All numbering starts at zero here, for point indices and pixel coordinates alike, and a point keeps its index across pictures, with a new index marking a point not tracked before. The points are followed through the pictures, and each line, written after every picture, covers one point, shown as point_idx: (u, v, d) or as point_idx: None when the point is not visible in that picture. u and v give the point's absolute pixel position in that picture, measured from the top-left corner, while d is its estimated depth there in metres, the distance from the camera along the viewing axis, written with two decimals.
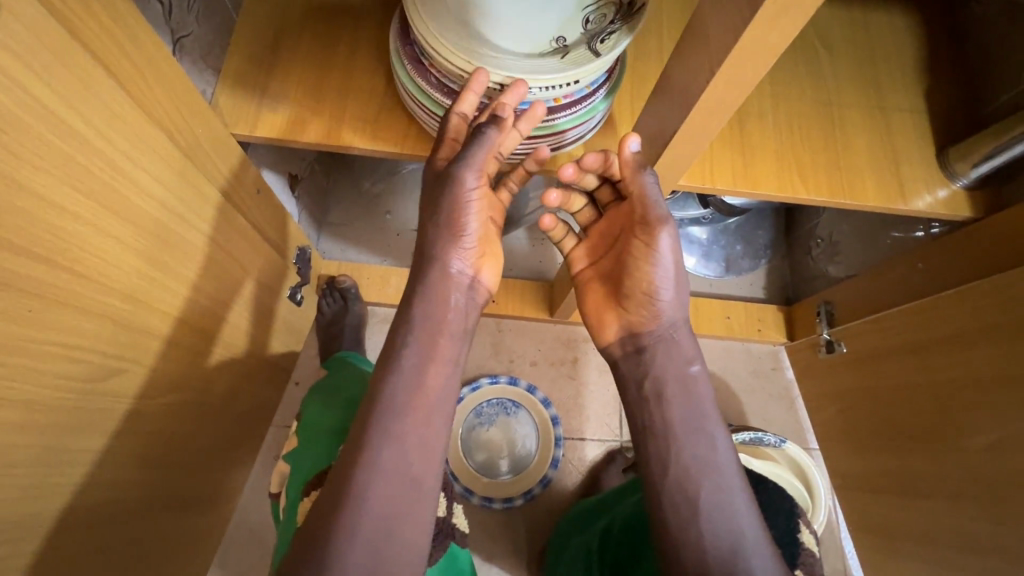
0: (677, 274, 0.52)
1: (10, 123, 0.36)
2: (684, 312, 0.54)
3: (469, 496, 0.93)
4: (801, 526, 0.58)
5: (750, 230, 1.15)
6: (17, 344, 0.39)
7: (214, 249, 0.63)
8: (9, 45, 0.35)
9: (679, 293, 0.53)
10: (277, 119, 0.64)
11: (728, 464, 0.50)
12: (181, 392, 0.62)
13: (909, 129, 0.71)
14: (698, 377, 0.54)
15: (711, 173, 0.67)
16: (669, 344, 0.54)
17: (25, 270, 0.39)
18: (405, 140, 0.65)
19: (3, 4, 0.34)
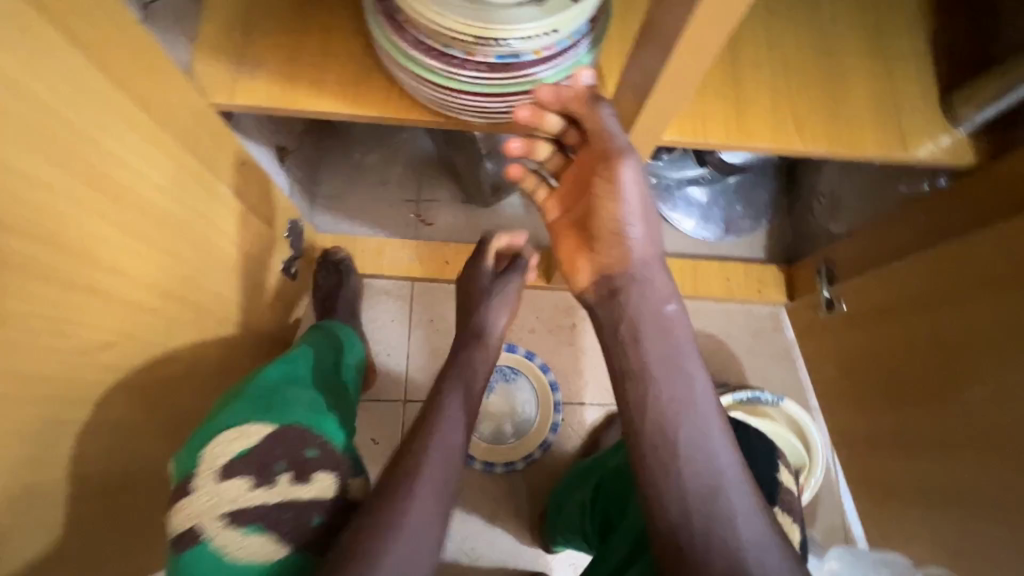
0: (642, 203, 0.52)
1: None
2: (655, 248, 0.54)
3: (471, 460, 0.95)
4: (780, 467, 0.60)
5: (750, 188, 1.12)
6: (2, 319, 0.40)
7: (198, 222, 0.62)
8: None
9: (647, 232, 0.53)
10: (254, 86, 0.63)
11: (705, 406, 0.50)
12: (176, 365, 0.63)
13: (912, 74, 0.68)
14: (675, 316, 0.52)
15: (704, 126, 0.64)
16: (643, 287, 0.53)
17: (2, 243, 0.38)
18: (386, 103, 0.63)
19: None
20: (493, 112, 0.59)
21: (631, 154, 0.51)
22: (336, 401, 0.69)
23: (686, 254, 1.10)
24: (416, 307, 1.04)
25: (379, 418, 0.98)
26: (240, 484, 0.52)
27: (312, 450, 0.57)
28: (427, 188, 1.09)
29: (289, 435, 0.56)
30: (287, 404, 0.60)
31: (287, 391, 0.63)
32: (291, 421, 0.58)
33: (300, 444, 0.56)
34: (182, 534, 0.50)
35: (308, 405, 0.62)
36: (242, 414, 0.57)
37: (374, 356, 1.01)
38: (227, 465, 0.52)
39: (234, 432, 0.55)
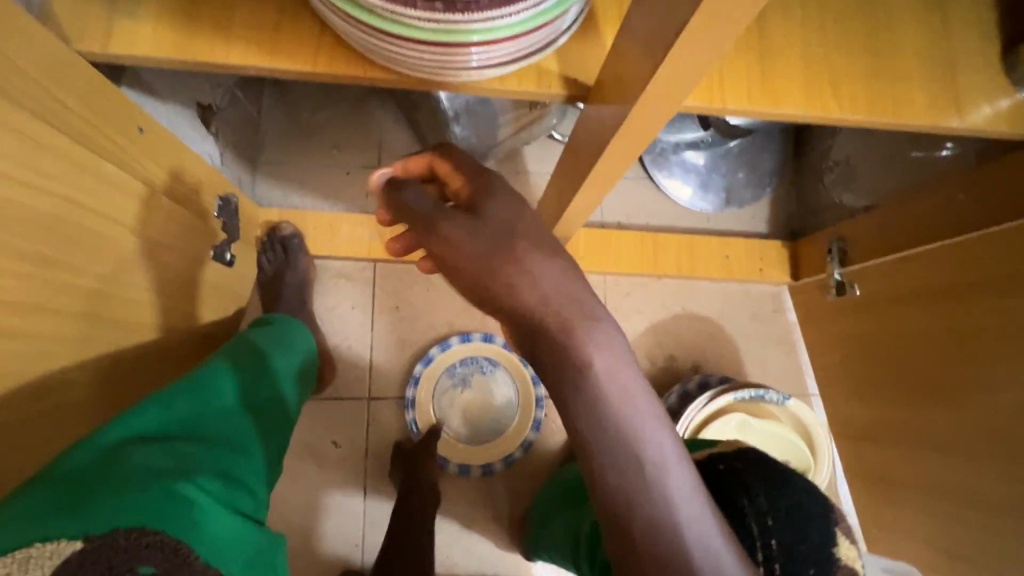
0: (484, 251, 0.34)
1: None
2: (552, 278, 0.33)
3: (445, 463, 0.85)
4: (837, 536, 0.44)
5: (755, 153, 1.00)
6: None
7: (87, 217, 0.48)
8: None
9: (540, 259, 0.33)
10: (136, 29, 0.47)
11: (677, 483, 0.32)
12: (80, 396, 0.50)
13: (973, 21, 0.55)
14: (609, 363, 0.32)
15: (720, 87, 0.52)
16: (552, 334, 0.32)
17: None
18: (317, 55, 0.48)
19: None
20: (459, 68, 0.46)
21: (444, 213, 0.36)
22: (221, 448, 0.54)
23: (682, 228, 0.99)
24: (380, 292, 0.91)
25: (342, 418, 0.87)
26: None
27: (152, 563, 0.41)
28: (388, 153, 0.94)
29: (110, 554, 0.40)
30: (115, 492, 0.43)
31: (118, 464, 0.46)
32: (117, 526, 0.41)
33: (129, 562, 0.40)
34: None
35: (157, 482, 0.45)
36: (23, 518, 0.40)
37: (333, 349, 0.89)
38: None
39: (21, 554, 0.38)
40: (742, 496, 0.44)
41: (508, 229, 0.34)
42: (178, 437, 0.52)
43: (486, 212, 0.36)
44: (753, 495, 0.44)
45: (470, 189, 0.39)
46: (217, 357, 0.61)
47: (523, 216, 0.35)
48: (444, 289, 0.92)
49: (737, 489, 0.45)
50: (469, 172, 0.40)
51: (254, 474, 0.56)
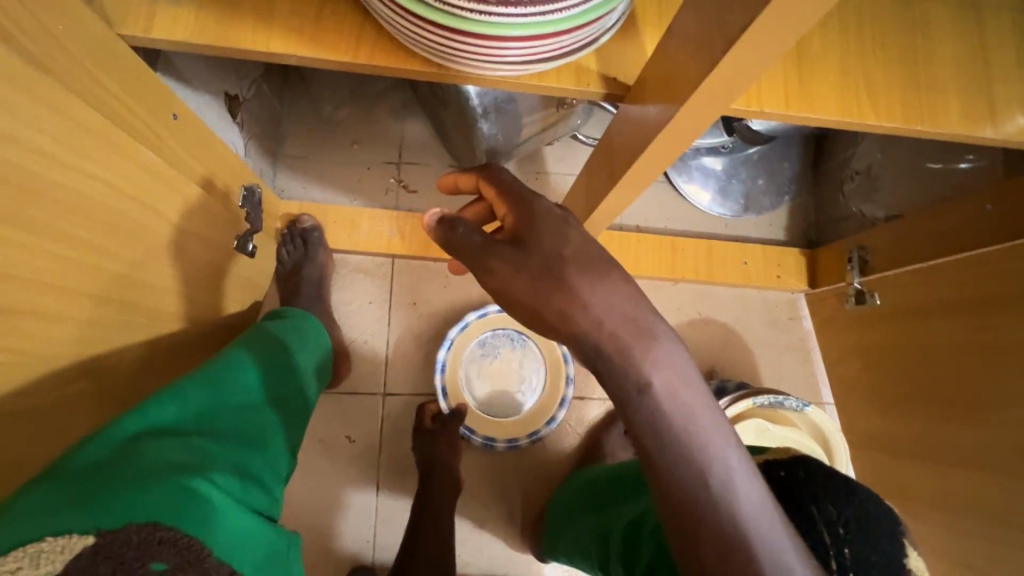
0: (536, 284, 0.35)
1: None
2: (608, 302, 0.33)
3: (469, 435, 0.83)
4: (907, 548, 0.42)
5: (775, 160, 1.00)
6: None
7: (124, 204, 0.48)
8: None
9: (596, 279, 0.34)
10: (178, 16, 0.47)
11: (746, 498, 0.31)
12: (105, 381, 0.50)
13: (1010, 34, 0.55)
14: (666, 379, 0.32)
15: (758, 92, 0.52)
16: (608, 353, 0.33)
17: None
18: (358, 45, 0.48)
19: None
20: (498, 63, 0.46)
21: (497, 249, 0.36)
22: (237, 445, 0.53)
23: (700, 234, 0.99)
24: (398, 287, 0.91)
25: (355, 413, 0.87)
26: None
27: (165, 559, 0.39)
28: (409, 149, 0.94)
29: (123, 550, 0.38)
30: (130, 489, 0.41)
31: (136, 457, 0.44)
32: (132, 520, 0.40)
33: (142, 558, 0.38)
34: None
35: (174, 476, 0.44)
36: (37, 513, 0.38)
37: (350, 343, 0.89)
38: None
39: (33, 547, 0.36)
40: (810, 503, 0.44)
41: (554, 260, 0.35)
42: (194, 433, 0.51)
43: (533, 243, 0.36)
44: (822, 503, 0.44)
45: (513, 217, 0.38)
46: (235, 350, 0.61)
47: (567, 244, 0.36)
48: (462, 287, 0.92)
49: (804, 497, 0.45)
50: (512, 199, 0.39)
51: (269, 473, 0.56)
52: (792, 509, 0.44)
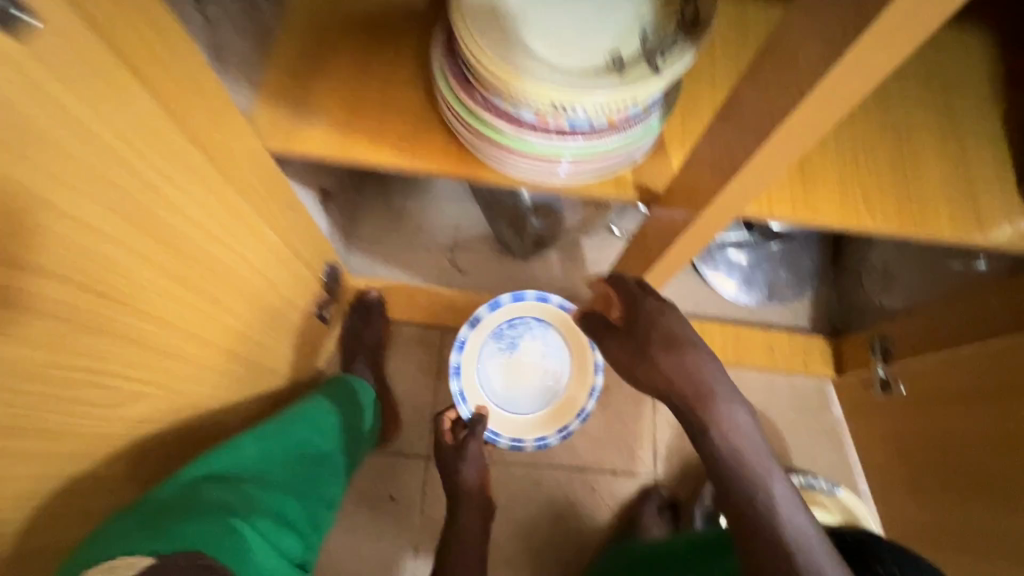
0: (635, 356, 0.54)
1: (82, 165, 0.35)
2: (687, 371, 0.50)
3: (496, 438, 0.84)
4: None
5: (796, 255, 1.08)
6: (19, 377, 0.35)
7: (251, 273, 0.60)
8: (70, 86, 0.33)
9: (680, 355, 0.51)
10: (310, 134, 0.61)
11: (792, 513, 0.45)
12: (200, 417, 0.58)
13: (986, 158, 0.65)
14: (731, 424, 0.48)
15: (769, 199, 0.62)
16: (689, 403, 0.50)
17: (69, 297, 0.37)
18: (444, 157, 0.61)
19: (68, 37, 0.32)
20: (552, 175, 0.57)
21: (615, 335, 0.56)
22: (282, 494, 0.60)
23: (727, 319, 1.06)
24: (445, 357, 1.00)
25: (400, 472, 0.92)
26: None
27: None
28: (463, 235, 1.07)
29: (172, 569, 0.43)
30: (191, 519, 0.48)
31: (200, 496, 0.51)
32: (178, 548, 0.45)
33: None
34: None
35: (222, 515, 0.50)
36: (115, 535, 0.44)
37: (399, 406, 0.96)
38: None
39: (106, 564, 0.41)
40: (875, 561, 0.48)
41: (647, 341, 0.53)
42: (246, 480, 0.57)
43: (635, 330, 0.54)
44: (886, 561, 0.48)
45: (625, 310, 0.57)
46: (298, 406, 0.69)
47: (661, 326, 0.53)
48: None
49: (868, 556, 0.49)
50: (624, 295, 0.57)
51: (306, 522, 0.62)
52: (857, 564, 0.48)
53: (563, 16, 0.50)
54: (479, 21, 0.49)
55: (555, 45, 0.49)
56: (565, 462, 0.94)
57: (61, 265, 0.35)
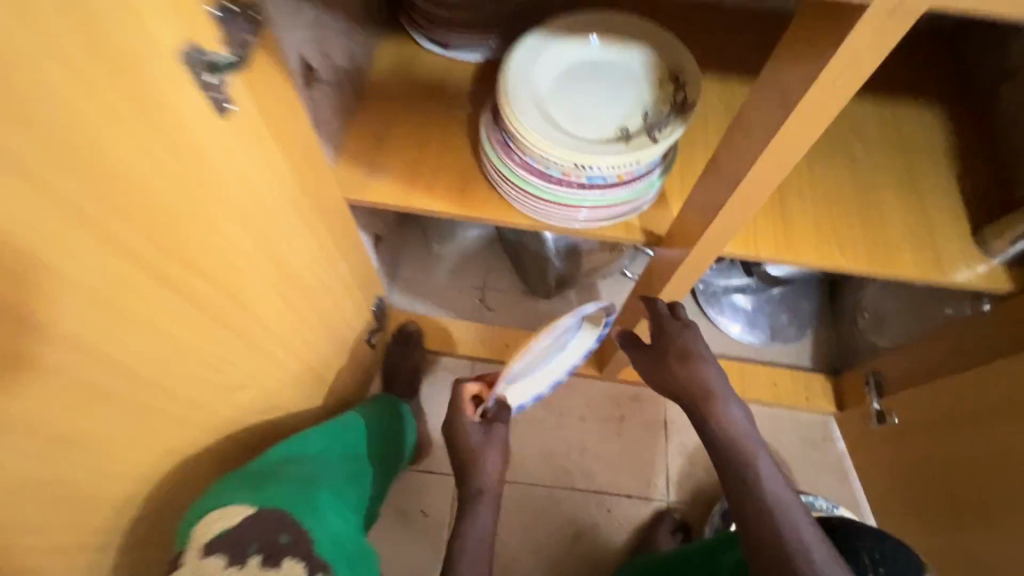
0: (654, 366, 0.68)
1: (241, 203, 0.49)
2: (696, 376, 0.64)
3: None
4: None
5: (795, 300, 1.18)
6: (180, 355, 0.48)
7: (325, 296, 0.73)
8: (243, 150, 0.48)
9: (690, 365, 0.65)
10: (378, 186, 0.76)
11: (779, 490, 0.58)
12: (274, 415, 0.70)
13: (944, 212, 0.77)
14: (730, 417, 0.63)
15: (756, 242, 0.74)
16: (696, 402, 0.64)
17: (216, 298, 0.50)
18: (484, 204, 0.75)
19: (247, 118, 0.47)
20: (573, 221, 0.71)
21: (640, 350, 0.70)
22: (344, 480, 0.70)
23: (732, 357, 1.15)
24: None
25: (431, 489, 1.01)
26: (215, 564, 0.51)
27: (291, 534, 0.56)
28: (493, 277, 1.21)
29: (266, 521, 0.55)
30: (278, 485, 0.59)
31: (283, 470, 0.62)
32: (273, 505, 0.56)
33: (279, 528, 0.55)
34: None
35: (300, 486, 0.61)
36: (225, 490, 0.56)
37: (430, 428, 1.06)
38: (208, 544, 0.51)
39: (217, 512, 0.53)
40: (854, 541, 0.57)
41: (664, 354, 0.67)
42: (316, 463, 0.68)
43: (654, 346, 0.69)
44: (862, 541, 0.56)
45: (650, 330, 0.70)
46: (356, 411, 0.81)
47: (678, 342, 0.67)
48: None
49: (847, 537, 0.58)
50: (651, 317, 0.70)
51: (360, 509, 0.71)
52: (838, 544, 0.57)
53: (579, 99, 0.66)
54: (519, 102, 0.64)
55: (573, 121, 0.65)
56: (583, 485, 1.01)
57: (216, 274, 0.49)
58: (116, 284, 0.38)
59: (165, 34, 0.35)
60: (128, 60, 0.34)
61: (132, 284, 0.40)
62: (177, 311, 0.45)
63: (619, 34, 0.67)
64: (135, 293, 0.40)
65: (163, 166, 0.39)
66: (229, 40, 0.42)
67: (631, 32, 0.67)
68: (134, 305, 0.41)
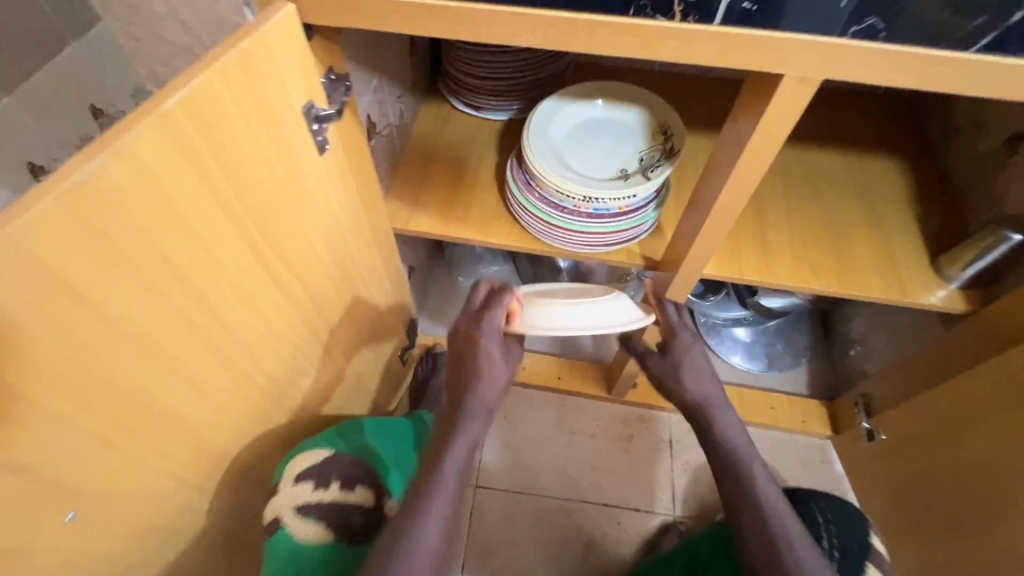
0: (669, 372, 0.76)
1: (327, 221, 0.64)
2: (709, 388, 0.74)
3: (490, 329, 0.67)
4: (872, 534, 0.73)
5: (790, 332, 1.28)
6: (272, 335, 0.60)
7: (376, 308, 0.86)
8: (333, 180, 0.63)
9: (701, 379, 0.74)
10: (420, 218, 0.92)
11: (771, 492, 0.68)
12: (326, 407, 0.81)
13: (905, 245, 0.89)
14: (732, 426, 0.72)
15: (740, 267, 0.87)
16: (704, 409, 0.73)
17: (302, 293, 0.63)
18: (508, 233, 0.89)
19: (337, 157, 0.63)
20: (583, 246, 0.84)
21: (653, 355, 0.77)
22: (398, 463, 0.82)
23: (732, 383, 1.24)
24: None
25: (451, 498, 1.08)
26: (305, 487, 0.70)
27: (356, 474, 0.74)
28: None
29: (339, 463, 0.74)
30: (350, 442, 0.77)
31: (355, 436, 0.79)
32: (344, 453, 0.75)
33: (347, 469, 0.74)
34: (270, 525, 0.69)
35: (367, 447, 0.79)
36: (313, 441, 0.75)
37: None
38: (301, 473, 0.70)
39: (306, 452, 0.72)
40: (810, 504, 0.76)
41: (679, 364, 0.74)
42: (378, 442, 0.82)
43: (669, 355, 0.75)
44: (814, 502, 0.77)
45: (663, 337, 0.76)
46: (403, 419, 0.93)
47: (688, 355, 0.74)
48: (543, 408, 1.18)
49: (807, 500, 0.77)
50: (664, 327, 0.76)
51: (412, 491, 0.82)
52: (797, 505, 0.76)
53: (587, 148, 0.81)
54: (539, 150, 0.79)
55: (583, 165, 0.80)
56: (593, 498, 1.08)
57: (304, 274, 0.62)
58: (244, 267, 0.52)
59: (297, 97, 0.51)
60: (273, 111, 0.49)
61: (250, 270, 0.53)
62: (274, 298, 0.58)
63: (619, 98, 0.84)
64: (254, 279, 0.54)
65: (284, 186, 0.54)
66: (331, 99, 0.58)
67: (630, 97, 0.84)
68: (249, 288, 0.54)
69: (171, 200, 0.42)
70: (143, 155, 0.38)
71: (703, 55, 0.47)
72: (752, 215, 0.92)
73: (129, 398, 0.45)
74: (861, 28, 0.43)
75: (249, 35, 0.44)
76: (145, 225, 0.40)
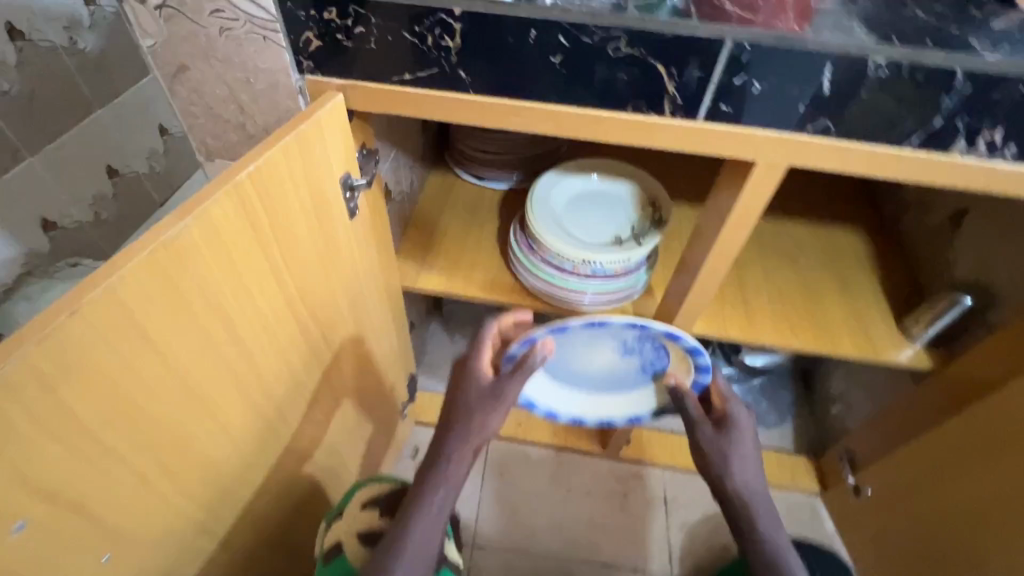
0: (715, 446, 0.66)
1: (351, 279, 0.69)
2: (754, 476, 0.65)
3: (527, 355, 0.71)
4: None
5: (773, 390, 1.33)
6: (296, 385, 0.64)
7: (384, 363, 0.90)
8: (359, 242, 0.69)
9: (750, 462, 0.66)
10: (429, 277, 0.98)
11: None
12: (332, 461, 0.82)
13: (872, 306, 0.98)
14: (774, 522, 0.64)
15: (725, 326, 0.94)
16: (748, 498, 0.64)
17: (325, 346, 0.68)
18: (511, 292, 0.96)
19: (364, 222, 0.69)
20: (581, 305, 0.90)
21: (704, 425, 0.68)
22: None
23: None
24: (489, 462, 1.19)
25: None
26: (371, 516, 0.71)
27: None
28: None
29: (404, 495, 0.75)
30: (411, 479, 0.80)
31: None
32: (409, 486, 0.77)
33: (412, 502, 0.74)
34: (329, 553, 0.68)
35: None
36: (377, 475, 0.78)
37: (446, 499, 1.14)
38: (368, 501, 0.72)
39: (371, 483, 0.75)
40: None
41: (731, 442, 0.66)
42: None
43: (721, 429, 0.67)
44: None
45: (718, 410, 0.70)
46: None
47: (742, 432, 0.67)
48: (538, 465, 1.19)
49: None
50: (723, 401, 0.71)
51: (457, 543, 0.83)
52: None
53: (584, 216, 0.90)
54: (541, 217, 0.88)
55: (581, 231, 0.88)
56: (591, 558, 1.08)
57: (328, 327, 0.67)
58: (281, 319, 0.57)
59: (337, 169, 0.58)
60: (319, 182, 0.56)
61: (285, 321, 0.58)
62: (302, 349, 0.62)
63: (612, 173, 0.94)
64: (288, 330, 0.58)
65: (321, 247, 0.60)
66: (364, 171, 0.66)
67: (621, 172, 0.94)
68: (282, 339, 0.58)
69: (233, 257, 0.47)
70: (218, 217, 0.44)
71: (692, 143, 0.55)
72: (732, 279, 1.00)
73: (174, 441, 0.47)
74: (815, 127, 0.52)
75: (308, 118, 0.52)
76: (211, 279, 0.45)
